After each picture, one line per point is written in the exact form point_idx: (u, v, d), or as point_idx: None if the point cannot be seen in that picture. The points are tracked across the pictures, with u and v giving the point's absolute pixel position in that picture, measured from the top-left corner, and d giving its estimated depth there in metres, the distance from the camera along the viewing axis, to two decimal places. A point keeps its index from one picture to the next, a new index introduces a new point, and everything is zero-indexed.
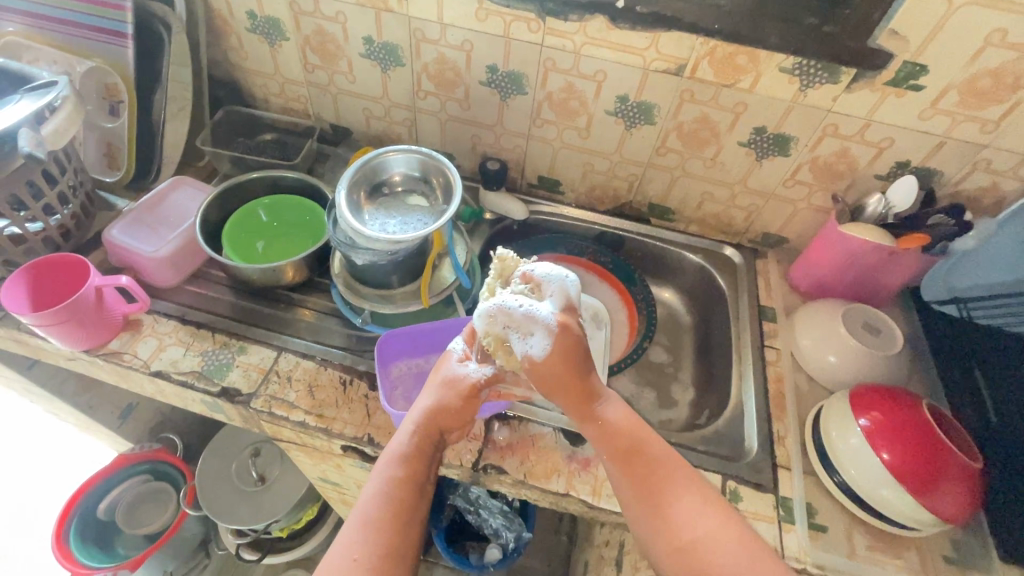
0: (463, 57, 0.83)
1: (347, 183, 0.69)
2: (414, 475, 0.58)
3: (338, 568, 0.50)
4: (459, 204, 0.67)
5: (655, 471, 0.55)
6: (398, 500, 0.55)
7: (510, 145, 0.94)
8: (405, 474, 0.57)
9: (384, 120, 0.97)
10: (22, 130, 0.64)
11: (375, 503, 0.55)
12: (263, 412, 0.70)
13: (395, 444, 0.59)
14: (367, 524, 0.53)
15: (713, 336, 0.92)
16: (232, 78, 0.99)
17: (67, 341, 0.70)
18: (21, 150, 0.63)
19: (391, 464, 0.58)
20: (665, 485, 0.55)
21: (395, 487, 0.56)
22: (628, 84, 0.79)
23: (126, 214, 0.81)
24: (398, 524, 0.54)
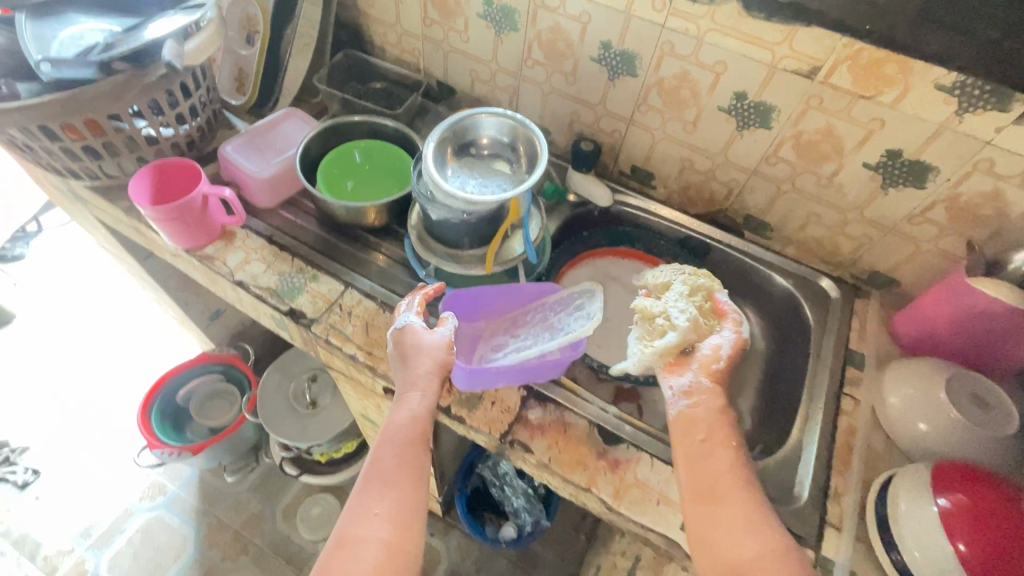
0: (578, 29, 0.80)
1: (438, 135, 0.69)
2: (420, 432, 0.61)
3: (362, 522, 0.55)
4: (541, 176, 0.65)
5: (707, 465, 0.56)
6: (409, 459, 0.59)
7: (609, 128, 0.90)
8: (412, 433, 0.61)
9: (488, 85, 0.97)
10: (167, 41, 0.69)
11: (391, 463, 0.59)
12: (321, 338, 0.74)
13: (398, 406, 0.62)
14: (383, 480, 0.58)
15: (786, 369, 0.85)
16: (356, 23, 1.03)
17: (173, 237, 0.78)
18: (163, 59, 0.69)
19: (399, 426, 0.61)
20: (754, 506, 0.54)
21: (398, 446, 0.60)
22: (749, 80, 0.72)
23: (240, 138, 0.87)
24: (411, 479, 0.58)
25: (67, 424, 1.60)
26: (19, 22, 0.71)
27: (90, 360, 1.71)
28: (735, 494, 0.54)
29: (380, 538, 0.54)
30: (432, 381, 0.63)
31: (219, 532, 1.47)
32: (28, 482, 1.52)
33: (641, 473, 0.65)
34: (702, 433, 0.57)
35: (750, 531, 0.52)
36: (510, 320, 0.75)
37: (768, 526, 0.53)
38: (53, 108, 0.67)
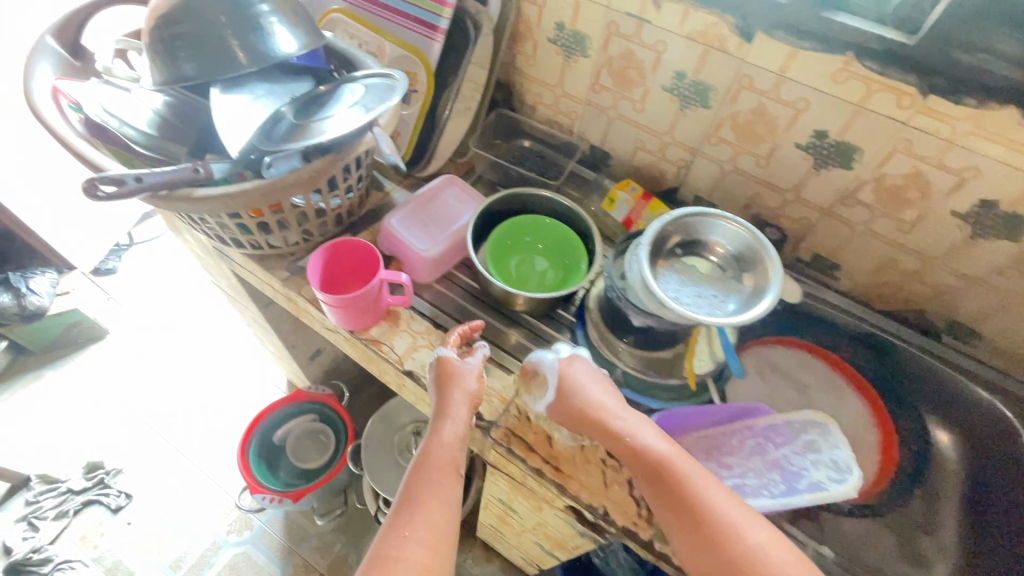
0: (788, 115, 0.73)
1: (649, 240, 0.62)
2: (442, 451, 0.64)
3: (392, 543, 0.56)
4: (774, 301, 0.57)
5: (683, 505, 0.54)
6: (434, 485, 0.61)
7: (796, 215, 0.83)
8: (442, 461, 0.63)
9: (653, 155, 0.91)
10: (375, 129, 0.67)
11: (425, 489, 0.61)
12: (501, 445, 0.68)
13: (432, 437, 0.65)
14: (415, 504, 0.60)
15: (994, 500, 0.76)
16: (509, 81, 0.98)
17: (343, 320, 0.74)
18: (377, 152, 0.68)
19: (428, 454, 0.64)
20: (693, 496, 0.54)
21: (434, 468, 0.63)
22: (1004, 190, 0.64)
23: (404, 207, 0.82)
24: (445, 510, 0.60)
25: (158, 449, 1.60)
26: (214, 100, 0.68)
27: (180, 383, 1.71)
28: (711, 532, 0.52)
29: (418, 561, 0.55)
30: (439, 394, 0.68)
31: (306, 575, 1.45)
32: (121, 506, 1.52)
33: None
34: (685, 471, 0.56)
35: (691, 538, 0.53)
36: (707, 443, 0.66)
37: (724, 518, 0.53)
38: (252, 198, 0.62)
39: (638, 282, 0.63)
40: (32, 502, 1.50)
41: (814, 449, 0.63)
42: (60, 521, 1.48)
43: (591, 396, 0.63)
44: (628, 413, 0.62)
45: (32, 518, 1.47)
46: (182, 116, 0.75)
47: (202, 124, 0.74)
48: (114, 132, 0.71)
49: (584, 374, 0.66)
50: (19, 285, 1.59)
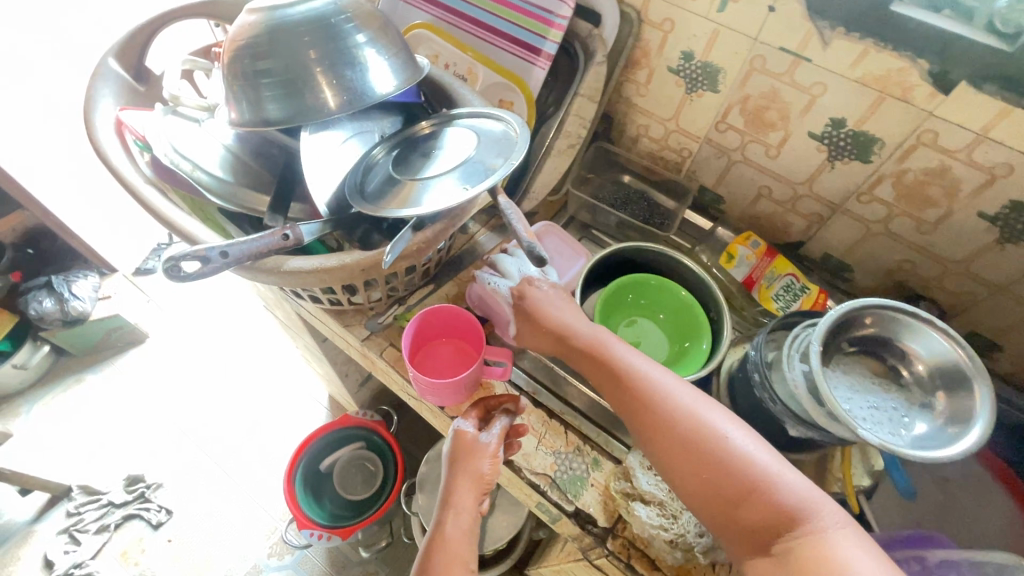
0: (978, 180, 0.60)
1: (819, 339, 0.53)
2: (446, 509, 0.59)
3: None
4: (985, 429, 0.47)
5: (677, 448, 0.49)
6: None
7: (956, 287, 0.71)
8: (453, 552, 0.55)
9: (779, 205, 0.79)
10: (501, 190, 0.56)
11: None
12: (620, 560, 0.58)
13: (429, 535, 0.57)
14: None
15: None
16: (610, 110, 0.86)
17: (437, 398, 0.65)
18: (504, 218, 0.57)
19: (428, 552, 0.55)
20: (638, 394, 0.53)
21: (438, 545, 0.56)
22: None
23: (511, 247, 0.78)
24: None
25: (199, 463, 1.54)
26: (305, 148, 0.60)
27: (222, 394, 1.65)
28: (713, 463, 0.47)
29: None
30: (450, 468, 0.62)
31: None
32: (161, 522, 1.45)
33: None
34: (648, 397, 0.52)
35: (674, 460, 0.49)
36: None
37: (711, 423, 0.49)
38: (353, 273, 0.54)
39: (803, 387, 0.53)
40: (74, 513, 1.45)
41: None
42: (101, 535, 1.42)
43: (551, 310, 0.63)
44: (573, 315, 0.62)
45: (74, 530, 1.42)
46: (260, 154, 0.66)
47: (283, 165, 0.66)
48: (184, 175, 0.62)
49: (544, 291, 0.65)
50: (61, 289, 1.53)
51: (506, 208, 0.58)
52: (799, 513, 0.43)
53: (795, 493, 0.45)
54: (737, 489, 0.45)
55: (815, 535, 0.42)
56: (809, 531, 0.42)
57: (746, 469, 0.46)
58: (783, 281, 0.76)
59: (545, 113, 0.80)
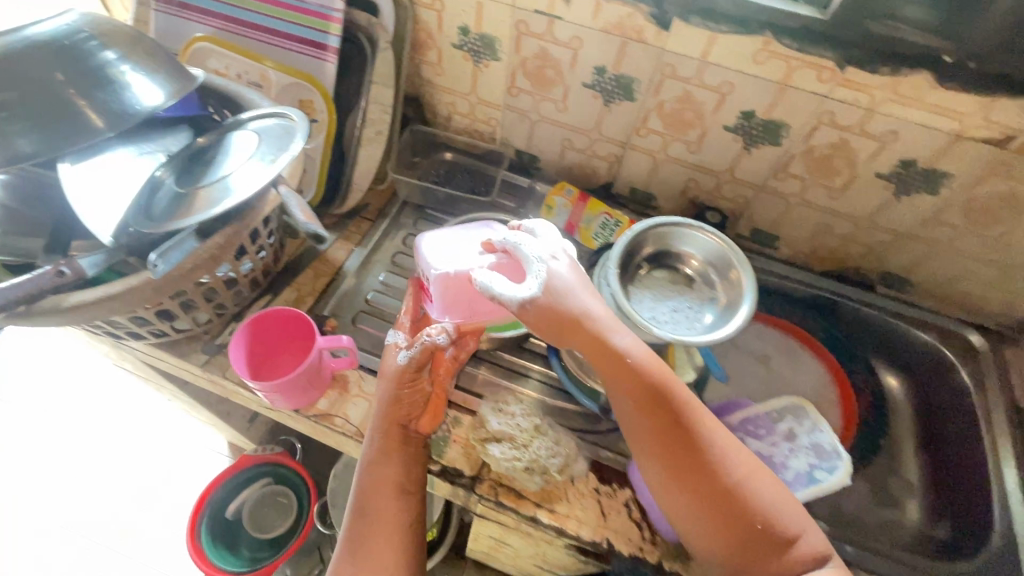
0: (713, 99, 0.71)
1: (614, 266, 0.60)
2: (369, 514, 0.58)
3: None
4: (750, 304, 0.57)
5: (702, 481, 0.50)
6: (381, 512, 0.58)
7: (732, 194, 0.83)
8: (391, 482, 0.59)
9: (583, 153, 0.87)
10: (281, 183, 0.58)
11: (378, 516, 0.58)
12: (488, 500, 0.63)
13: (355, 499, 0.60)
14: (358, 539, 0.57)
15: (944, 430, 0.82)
16: (416, 93, 0.89)
17: (284, 402, 0.65)
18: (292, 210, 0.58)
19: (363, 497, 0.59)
20: (709, 442, 0.52)
21: (372, 524, 0.58)
22: (923, 149, 0.66)
23: (390, 343, 0.64)
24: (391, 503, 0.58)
25: None
26: (70, 178, 0.57)
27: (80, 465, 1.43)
28: (732, 495, 0.50)
29: None
30: (366, 471, 0.59)
31: None
32: None
33: None
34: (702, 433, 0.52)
35: (700, 490, 0.50)
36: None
37: (734, 460, 0.52)
38: (146, 294, 0.53)
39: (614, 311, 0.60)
40: None
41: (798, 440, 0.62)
42: None
43: (594, 318, 0.53)
44: (613, 322, 0.54)
45: None
46: (26, 199, 0.61)
47: (53, 203, 0.61)
48: None
49: (570, 280, 0.55)
50: None
51: (289, 197, 0.59)
52: (787, 538, 0.50)
53: (800, 528, 0.51)
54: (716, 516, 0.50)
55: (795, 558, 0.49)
56: (798, 555, 0.49)
57: (761, 511, 0.50)
58: (598, 221, 0.84)
59: (350, 106, 0.82)
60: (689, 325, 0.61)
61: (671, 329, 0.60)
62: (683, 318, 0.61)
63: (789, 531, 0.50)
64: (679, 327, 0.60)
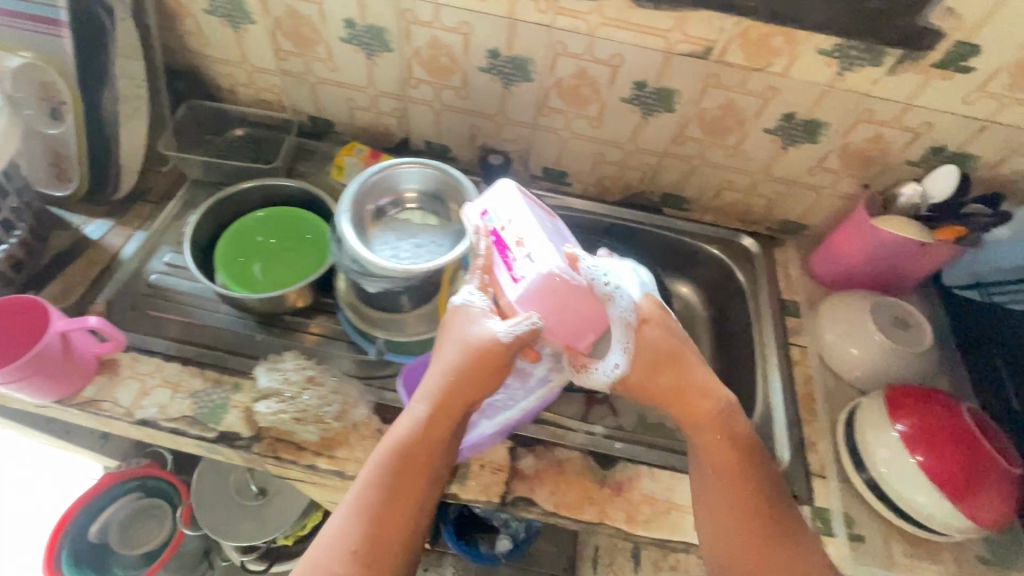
0: (460, 41, 0.74)
1: (351, 202, 0.60)
2: (407, 506, 0.53)
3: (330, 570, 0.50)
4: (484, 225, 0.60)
5: (731, 469, 0.57)
6: (393, 501, 0.53)
7: (513, 135, 0.86)
8: (415, 466, 0.54)
9: (370, 111, 0.87)
10: None
11: (376, 501, 0.52)
12: (268, 457, 0.63)
13: (365, 476, 0.54)
14: (367, 516, 0.52)
15: (730, 330, 0.90)
16: (190, 67, 0.86)
17: (37, 394, 0.62)
18: None
19: (375, 484, 0.53)
20: (748, 441, 0.58)
21: (378, 527, 0.52)
22: (647, 69, 0.71)
23: (465, 306, 0.57)
24: (406, 493, 0.53)
25: None
26: None
27: None
28: (743, 492, 0.56)
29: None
30: (397, 462, 0.54)
31: None
32: None
33: (645, 488, 0.66)
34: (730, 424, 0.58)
35: (729, 496, 0.56)
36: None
37: (766, 469, 0.58)
38: None
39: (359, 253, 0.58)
40: None
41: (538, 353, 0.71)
42: None
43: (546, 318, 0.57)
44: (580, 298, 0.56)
45: None
46: None
47: None
48: None
49: (609, 315, 0.57)
50: None
51: None
52: (776, 535, 0.55)
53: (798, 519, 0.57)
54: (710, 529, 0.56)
55: (801, 549, 0.55)
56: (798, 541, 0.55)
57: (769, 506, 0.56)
58: None
59: None
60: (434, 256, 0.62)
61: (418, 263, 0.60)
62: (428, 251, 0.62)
63: (791, 520, 0.56)
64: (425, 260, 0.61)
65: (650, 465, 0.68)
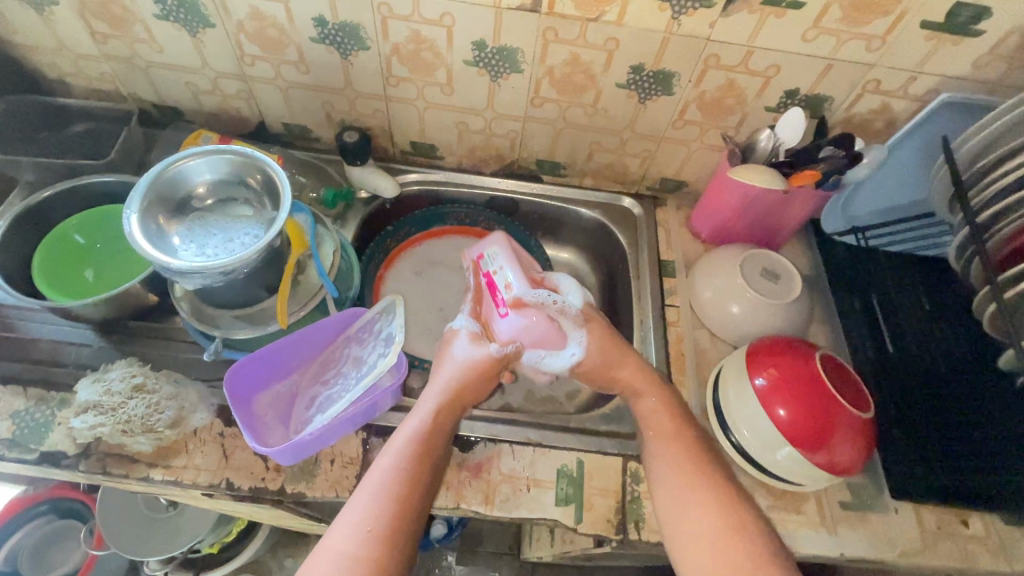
0: (281, 10, 0.68)
1: (140, 203, 0.56)
2: (421, 483, 0.53)
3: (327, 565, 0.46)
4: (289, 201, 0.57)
5: (684, 459, 0.58)
6: (404, 488, 0.52)
7: (370, 109, 0.81)
8: (419, 456, 0.55)
9: (215, 95, 0.81)
10: None
11: (395, 485, 0.52)
12: (96, 474, 0.59)
13: (382, 464, 0.53)
14: (380, 494, 0.51)
15: (617, 296, 0.88)
16: (7, 60, 0.79)
17: None
18: None
19: (392, 470, 0.53)
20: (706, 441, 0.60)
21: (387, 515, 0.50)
22: (482, 27, 0.67)
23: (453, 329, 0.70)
24: (409, 484, 0.53)
25: None
26: None
27: None
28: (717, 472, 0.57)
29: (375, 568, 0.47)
30: (411, 452, 0.55)
31: None
32: None
33: (505, 466, 0.64)
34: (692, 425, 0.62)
35: (687, 475, 0.57)
36: (322, 364, 0.69)
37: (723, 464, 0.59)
38: None
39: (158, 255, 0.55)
40: None
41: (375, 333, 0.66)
42: None
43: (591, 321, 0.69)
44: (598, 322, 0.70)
45: None
46: None
47: None
48: None
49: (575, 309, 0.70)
50: None
51: None
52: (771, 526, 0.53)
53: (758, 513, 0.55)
54: (671, 495, 0.55)
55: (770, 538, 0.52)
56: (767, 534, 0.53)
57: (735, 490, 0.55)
58: None
59: None
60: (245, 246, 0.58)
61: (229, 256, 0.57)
62: (240, 242, 0.58)
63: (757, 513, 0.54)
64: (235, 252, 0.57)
65: (512, 444, 0.65)
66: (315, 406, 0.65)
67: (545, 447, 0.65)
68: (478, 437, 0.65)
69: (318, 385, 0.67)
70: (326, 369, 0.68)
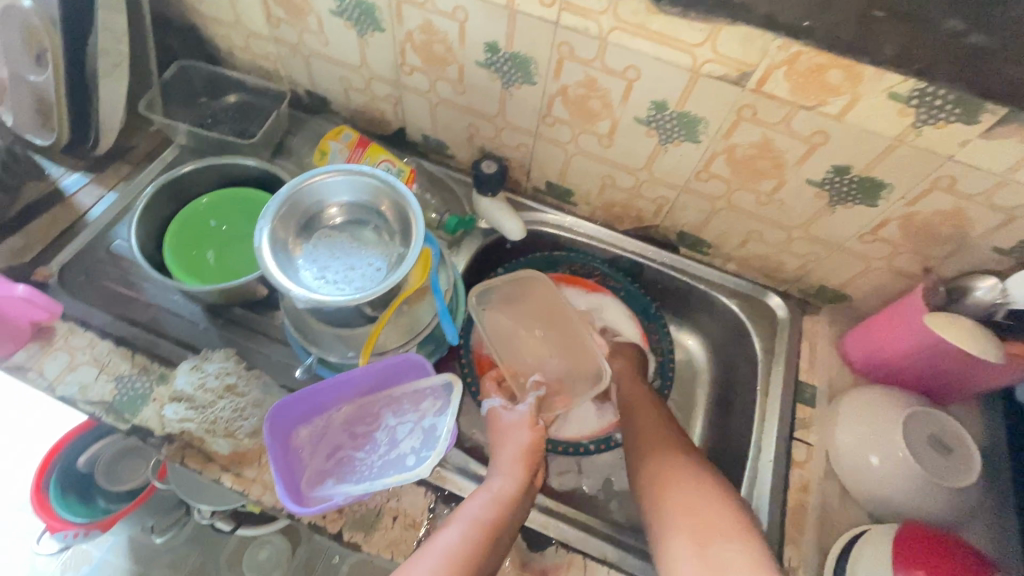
0: (455, 29, 0.63)
1: (274, 216, 0.54)
2: (500, 523, 0.54)
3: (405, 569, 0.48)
4: (422, 249, 0.53)
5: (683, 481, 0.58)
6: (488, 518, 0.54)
7: (514, 142, 0.75)
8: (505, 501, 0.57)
9: (364, 94, 0.79)
10: None
11: (484, 513, 0.55)
12: (175, 462, 0.59)
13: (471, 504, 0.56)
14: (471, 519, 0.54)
15: (732, 402, 0.77)
16: (189, 23, 0.80)
17: None
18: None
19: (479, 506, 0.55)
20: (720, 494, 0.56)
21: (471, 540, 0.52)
22: (668, 89, 0.58)
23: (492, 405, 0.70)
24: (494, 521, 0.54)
25: None
26: None
27: None
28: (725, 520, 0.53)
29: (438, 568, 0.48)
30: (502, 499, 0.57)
31: None
32: None
33: None
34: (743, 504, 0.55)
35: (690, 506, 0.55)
36: (359, 414, 0.64)
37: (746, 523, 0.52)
38: None
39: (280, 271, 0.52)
40: None
41: (421, 413, 0.63)
42: None
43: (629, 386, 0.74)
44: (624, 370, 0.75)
45: None
46: None
47: None
48: None
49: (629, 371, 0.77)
50: None
51: None
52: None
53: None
54: (685, 506, 0.55)
55: None
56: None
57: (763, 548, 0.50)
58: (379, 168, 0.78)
59: None
60: (364, 283, 0.55)
61: (346, 290, 0.54)
62: (360, 279, 0.55)
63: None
64: (353, 288, 0.54)
65: (585, 555, 0.58)
66: (336, 462, 0.60)
67: (618, 570, 0.58)
68: (551, 538, 0.60)
69: (347, 438, 0.62)
70: (358, 421, 0.63)
